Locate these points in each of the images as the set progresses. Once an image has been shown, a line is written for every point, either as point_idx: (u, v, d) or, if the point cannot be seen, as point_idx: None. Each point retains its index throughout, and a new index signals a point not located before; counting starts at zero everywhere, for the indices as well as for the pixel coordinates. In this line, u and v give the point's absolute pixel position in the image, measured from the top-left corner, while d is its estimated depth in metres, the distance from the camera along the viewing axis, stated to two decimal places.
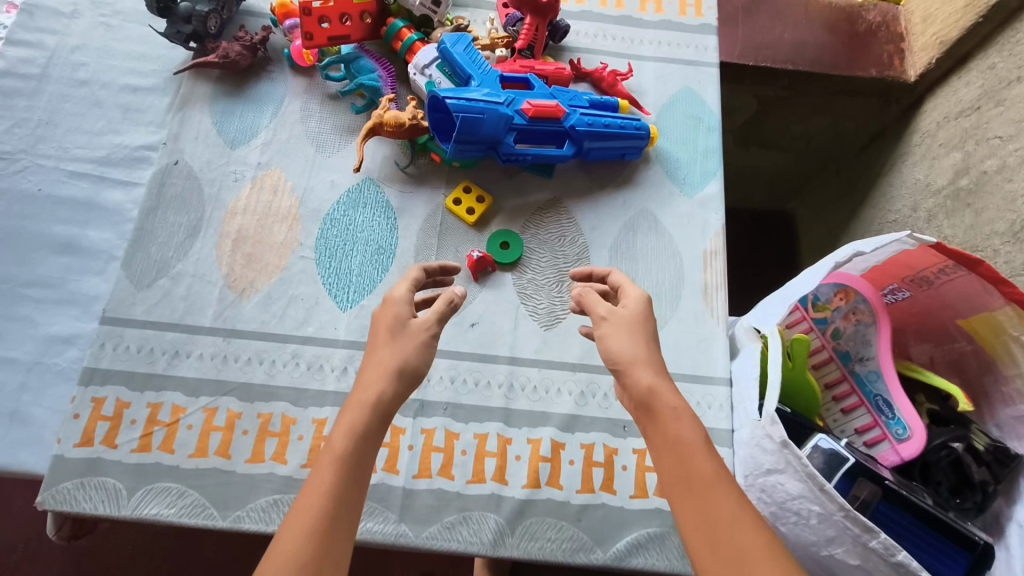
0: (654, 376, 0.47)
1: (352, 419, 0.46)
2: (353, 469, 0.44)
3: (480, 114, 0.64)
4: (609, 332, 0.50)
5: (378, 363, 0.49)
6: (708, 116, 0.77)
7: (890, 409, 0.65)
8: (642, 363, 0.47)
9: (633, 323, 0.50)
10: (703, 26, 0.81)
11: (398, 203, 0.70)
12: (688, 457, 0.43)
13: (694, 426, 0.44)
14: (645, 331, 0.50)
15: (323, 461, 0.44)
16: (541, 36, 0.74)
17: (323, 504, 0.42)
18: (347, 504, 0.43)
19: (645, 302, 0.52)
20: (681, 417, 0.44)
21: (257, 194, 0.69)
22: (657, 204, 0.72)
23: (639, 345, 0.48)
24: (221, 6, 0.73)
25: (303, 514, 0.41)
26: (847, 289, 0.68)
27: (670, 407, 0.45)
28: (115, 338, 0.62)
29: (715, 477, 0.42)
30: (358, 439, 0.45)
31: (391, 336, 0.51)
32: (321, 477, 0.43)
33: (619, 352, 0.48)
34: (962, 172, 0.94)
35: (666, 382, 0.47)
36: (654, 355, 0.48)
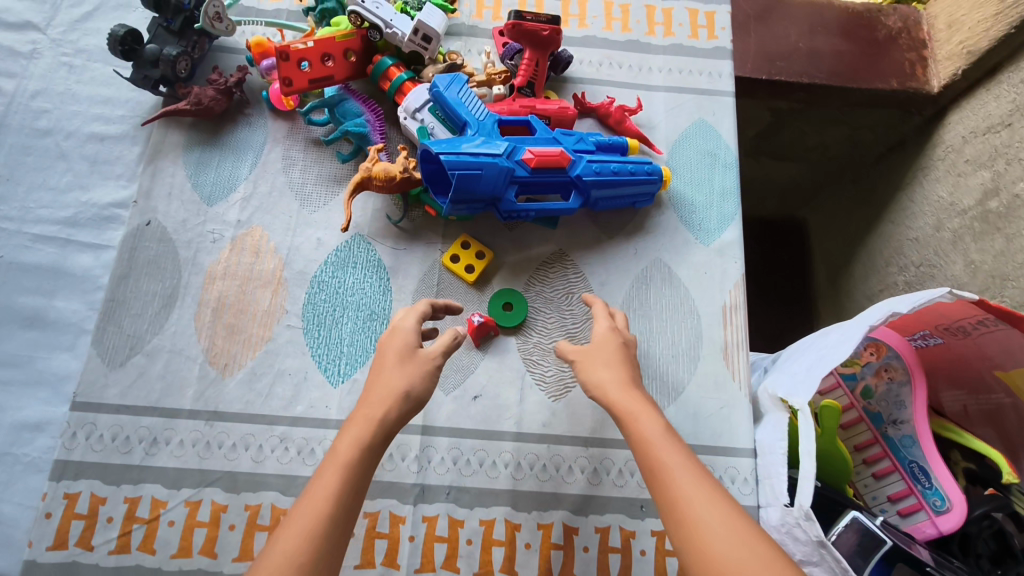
0: (623, 391, 0.48)
1: (357, 432, 0.44)
2: (356, 479, 0.42)
3: (478, 169, 0.58)
4: (586, 367, 0.51)
5: (384, 379, 0.47)
6: (725, 152, 0.71)
7: (927, 477, 0.60)
8: (614, 382, 0.49)
9: (605, 349, 0.52)
10: (717, 50, 0.75)
11: (391, 261, 0.64)
12: (654, 450, 0.44)
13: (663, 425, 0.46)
14: (615, 355, 0.51)
15: (326, 469, 0.42)
16: (541, 71, 0.68)
17: (326, 510, 0.40)
18: (348, 511, 0.41)
19: (611, 332, 0.54)
20: (650, 417, 0.46)
21: (237, 256, 0.64)
22: (671, 253, 0.66)
23: (610, 367, 0.51)
24: (191, 45, 0.67)
25: (304, 519, 0.40)
26: (879, 343, 0.64)
27: (639, 412, 0.47)
28: (88, 426, 0.57)
29: (690, 468, 0.42)
30: (363, 450, 0.44)
31: (399, 359, 0.49)
32: (325, 482, 0.41)
33: (594, 382, 0.50)
34: (991, 194, 0.88)
35: (637, 395, 0.48)
36: (624, 371, 0.50)
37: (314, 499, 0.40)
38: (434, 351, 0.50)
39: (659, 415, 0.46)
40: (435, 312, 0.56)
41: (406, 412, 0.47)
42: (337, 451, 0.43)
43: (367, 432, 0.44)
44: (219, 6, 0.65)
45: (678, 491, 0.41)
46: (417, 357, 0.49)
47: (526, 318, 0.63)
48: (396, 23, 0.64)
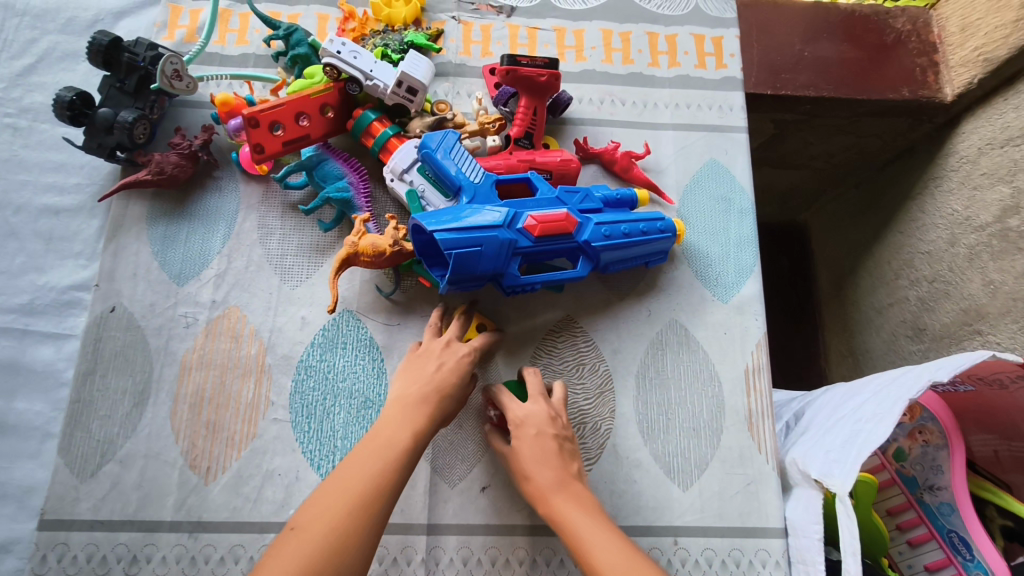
0: (552, 497, 0.47)
1: (415, 419, 0.46)
2: (403, 458, 0.44)
3: (478, 246, 0.52)
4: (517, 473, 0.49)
5: (440, 376, 0.49)
6: (740, 196, 0.66)
7: (968, 549, 0.56)
8: (544, 486, 0.47)
9: (528, 446, 0.49)
10: (726, 80, 0.70)
11: (384, 339, 0.59)
12: (587, 552, 0.43)
13: (590, 517, 0.45)
14: (545, 450, 0.49)
15: (380, 443, 0.44)
16: (540, 118, 0.63)
17: (372, 484, 0.42)
18: (393, 488, 0.42)
19: (532, 417, 0.51)
20: (580, 518, 0.45)
21: (214, 342, 0.58)
22: (687, 313, 0.62)
23: (539, 464, 0.48)
24: (149, 106, 0.61)
25: (351, 485, 0.41)
26: (913, 403, 0.60)
27: (567, 514, 0.46)
28: (59, 547, 0.52)
29: (620, 552, 0.43)
30: (416, 436, 0.46)
31: (452, 365, 0.51)
32: (382, 452, 0.44)
33: (525, 492, 0.48)
34: (1011, 211, 0.84)
35: (567, 492, 0.47)
36: (546, 467, 0.48)
37: (366, 468, 0.42)
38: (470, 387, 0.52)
39: (591, 512, 0.46)
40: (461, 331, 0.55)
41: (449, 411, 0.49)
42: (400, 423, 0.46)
43: (423, 421, 0.47)
44: (177, 63, 0.59)
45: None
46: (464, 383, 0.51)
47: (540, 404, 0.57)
48: (377, 73, 0.58)
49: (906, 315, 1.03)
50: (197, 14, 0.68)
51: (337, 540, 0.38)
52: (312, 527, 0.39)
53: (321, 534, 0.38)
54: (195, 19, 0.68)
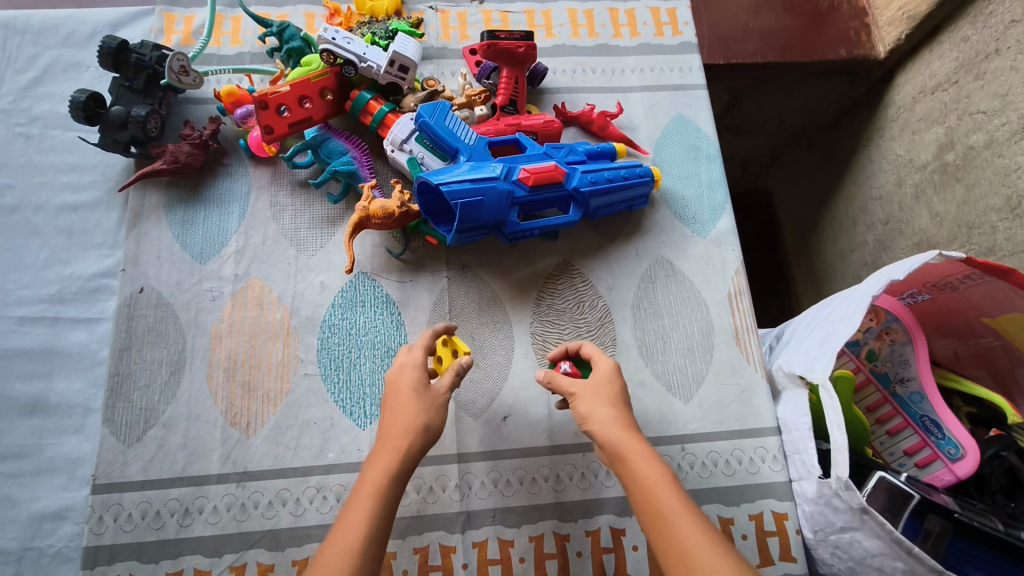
0: (625, 432, 0.45)
1: (383, 462, 0.43)
2: (388, 507, 0.41)
3: (480, 196, 0.58)
4: (580, 402, 0.48)
5: (403, 410, 0.46)
6: (707, 144, 0.73)
7: (939, 429, 0.63)
8: (608, 421, 0.46)
9: (607, 386, 0.49)
10: (684, 45, 0.77)
11: (399, 295, 0.64)
12: (658, 496, 0.41)
13: (656, 464, 0.43)
14: (615, 394, 0.48)
15: (357, 497, 0.41)
16: (522, 87, 0.69)
17: (362, 542, 0.38)
18: (381, 540, 0.40)
19: (614, 371, 0.50)
20: (647, 457, 0.43)
21: (240, 311, 0.62)
22: (671, 250, 0.68)
23: (611, 406, 0.47)
24: (158, 102, 0.65)
25: (338, 553, 0.38)
26: (879, 309, 0.66)
27: (633, 451, 0.44)
28: (114, 508, 0.55)
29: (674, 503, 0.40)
30: (393, 478, 0.42)
31: (415, 390, 0.47)
32: (357, 512, 0.40)
33: (586, 419, 0.47)
34: (947, 147, 0.93)
35: (636, 434, 0.45)
36: (616, 403, 0.47)
37: (349, 528, 0.39)
38: (440, 386, 0.49)
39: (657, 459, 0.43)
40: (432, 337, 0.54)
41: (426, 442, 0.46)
42: (366, 480, 0.42)
43: (395, 459, 0.43)
44: (183, 59, 0.63)
45: (670, 530, 0.39)
46: (431, 391, 0.48)
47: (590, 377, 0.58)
48: (370, 56, 0.63)
49: (866, 258, 1.12)
50: (191, 19, 0.73)
51: None
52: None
53: None
54: (189, 24, 0.73)
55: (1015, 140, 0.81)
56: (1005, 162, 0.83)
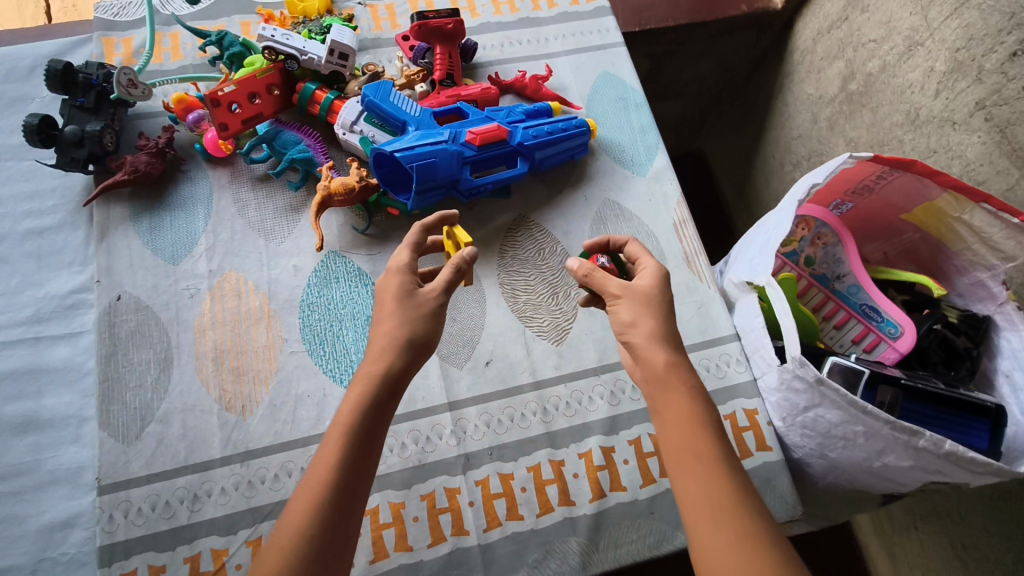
0: (675, 367, 0.47)
1: (356, 394, 0.46)
2: (361, 439, 0.44)
3: (433, 158, 0.63)
4: (626, 310, 0.50)
5: (383, 329, 0.49)
6: (633, 95, 0.80)
7: (877, 314, 0.70)
8: (647, 336, 0.49)
9: (658, 298, 0.51)
10: (598, 10, 0.85)
11: (370, 267, 0.68)
12: (697, 437, 0.44)
13: (696, 405, 0.46)
14: (659, 305, 0.50)
15: (330, 436, 0.44)
16: (456, 62, 0.75)
17: (333, 479, 0.42)
18: (356, 473, 0.43)
19: (660, 279, 0.52)
20: (692, 397, 0.46)
21: (220, 303, 0.65)
22: (616, 191, 0.74)
23: (656, 318, 0.50)
24: (110, 118, 0.68)
25: (311, 487, 0.41)
26: (807, 218, 0.73)
27: (676, 388, 0.47)
28: (122, 504, 0.56)
29: (705, 448, 0.43)
30: (363, 411, 0.45)
31: (400, 304, 0.49)
32: (329, 450, 0.43)
33: (625, 333, 0.50)
34: (849, 78, 1.03)
35: (681, 367, 0.48)
36: (663, 327, 0.49)
37: (320, 463, 0.42)
38: (427, 291, 0.50)
39: (701, 401, 0.46)
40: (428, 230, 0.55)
41: (410, 363, 0.48)
42: (340, 415, 0.45)
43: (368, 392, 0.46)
44: (130, 73, 0.66)
45: (699, 469, 0.43)
46: (414, 298, 0.50)
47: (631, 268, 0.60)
48: (309, 49, 0.68)
49: None
50: (129, 41, 0.75)
51: (303, 540, 0.39)
52: (276, 543, 0.39)
53: (289, 540, 0.39)
54: (128, 46, 0.75)
55: (904, 60, 0.92)
56: (901, 81, 0.92)
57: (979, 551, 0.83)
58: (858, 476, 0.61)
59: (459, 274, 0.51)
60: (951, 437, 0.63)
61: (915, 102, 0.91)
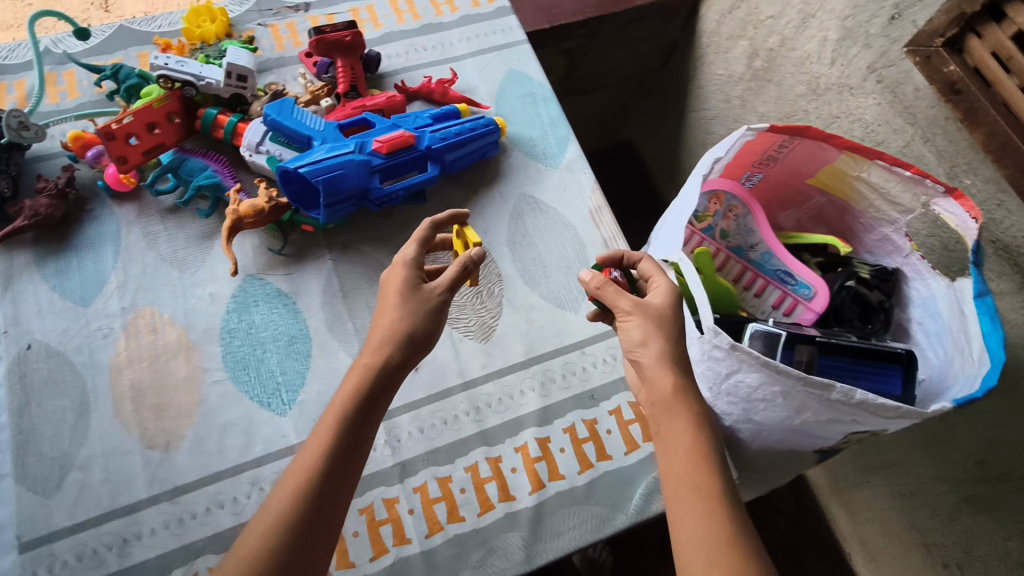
0: (678, 397, 0.50)
1: (349, 386, 0.48)
2: (353, 427, 0.47)
3: (340, 170, 0.63)
4: (638, 328, 0.53)
5: (383, 320, 0.51)
6: (540, 89, 0.81)
7: (792, 277, 0.74)
8: (652, 362, 0.51)
9: (668, 317, 0.53)
10: (499, 10, 0.86)
11: (289, 287, 0.67)
12: (697, 469, 0.47)
13: (696, 437, 0.49)
14: (669, 324, 0.53)
15: (323, 422, 0.47)
16: (359, 74, 0.74)
17: (323, 460, 0.45)
18: (345, 457, 0.45)
19: (673, 303, 0.54)
20: (694, 428, 0.49)
21: (136, 340, 0.63)
22: (530, 186, 0.75)
23: (665, 339, 0.52)
24: (5, 163, 0.66)
25: (303, 467, 0.45)
26: (718, 193, 0.76)
27: (677, 419, 0.50)
28: (47, 558, 0.54)
29: (704, 481, 0.46)
30: (356, 402, 0.47)
31: (403, 299, 0.51)
32: (321, 434, 0.46)
33: (635, 358, 0.53)
34: (753, 56, 1.07)
35: (686, 396, 0.50)
36: (672, 350, 0.52)
37: (312, 447, 0.45)
38: (432, 288, 0.52)
39: (701, 433, 0.49)
40: (439, 227, 0.56)
41: (407, 356, 0.50)
42: (335, 403, 0.48)
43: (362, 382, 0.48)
44: (20, 115, 0.66)
45: (695, 500, 0.46)
46: (419, 291, 0.52)
47: (642, 283, 0.62)
48: (207, 73, 0.68)
49: None
50: (21, 84, 0.74)
51: (289, 516, 0.43)
52: (264, 517, 0.43)
53: (276, 516, 0.43)
54: (21, 88, 0.73)
55: (800, 33, 0.96)
56: (799, 53, 0.96)
57: (921, 498, 0.92)
58: (783, 435, 0.64)
59: (464, 273, 0.53)
60: (870, 388, 0.65)
61: (815, 72, 0.94)
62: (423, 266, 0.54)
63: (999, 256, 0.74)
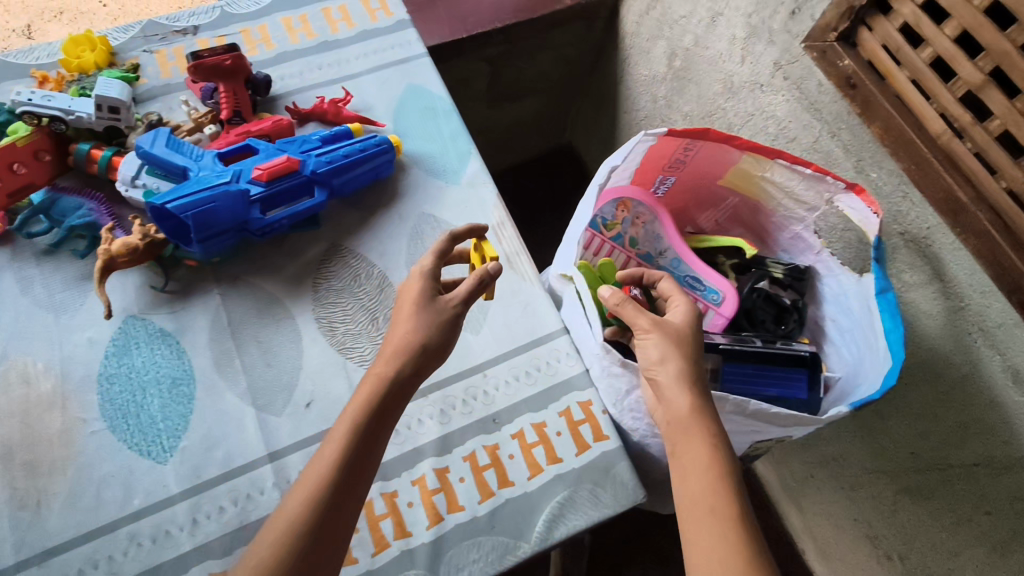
0: (696, 416, 0.51)
1: (364, 394, 0.49)
2: (365, 434, 0.48)
3: (211, 202, 0.60)
4: (655, 346, 0.55)
5: (397, 331, 0.52)
6: (441, 103, 0.79)
7: (700, 283, 0.75)
8: (670, 381, 0.53)
9: (685, 339, 0.56)
10: (398, 23, 0.83)
11: (173, 325, 0.64)
12: (711, 484, 0.47)
13: (711, 454, 0.49)
14: (686, 344, 0.55)
15: (337, 429, 0.48)
16: (244, 99, 0.71)
17: (335, 467, 0.46)
18: (358, 465, 0.47)
19: (690, 322, 0.57)
20: (711, 446, 0.50)
21: (8, 393, 0.60)
22: (430, 204, 0.73)
23: (682, 359, 0.54)
24: None
25: (317, 472, 0.46)
26: (624, 200, 0.75)
27: (694, 437, 0.50)
28: None
29: (720, 504, 0.46)
30: (370, 410, 0.49)
31: (417, 309, 0.53)
32: (335, 441, 0.47)
33: (653, 375, 0.55)
34: (672, 56, 1.06)
35: (703, 416, 0.52)
36: (688, 371, 0.54)
37: (325, 454, 0.47)
38: (448, 300, 0.54)
39: (719, 450, 0.49)
40: (457, 240, 0.58)
41: (418, 366, 0.51)
42: (347, 411, 0.49)
43: (375, 392, 0.49)
44: None
45: (708, 513, 0.46)
46: (434, 302, 0.53)
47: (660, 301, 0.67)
48: (76, 107, 0.65)
49: None
50: None
51: (302, 520, 0.44)
52: (277, 522, 0.44)
53: (287, 522, 0.44)
54: None
55: (711, 31, 0.95)
56: (712, 51, 0.95)
57: (864, 491, 0.91)
58: None
59: (481, 286, 0.54)
60: (778, 394, 0.64)
61: (728, 70, 0.93)
62: (439, 278, 0.56)
63: (909, 248, 0.73)
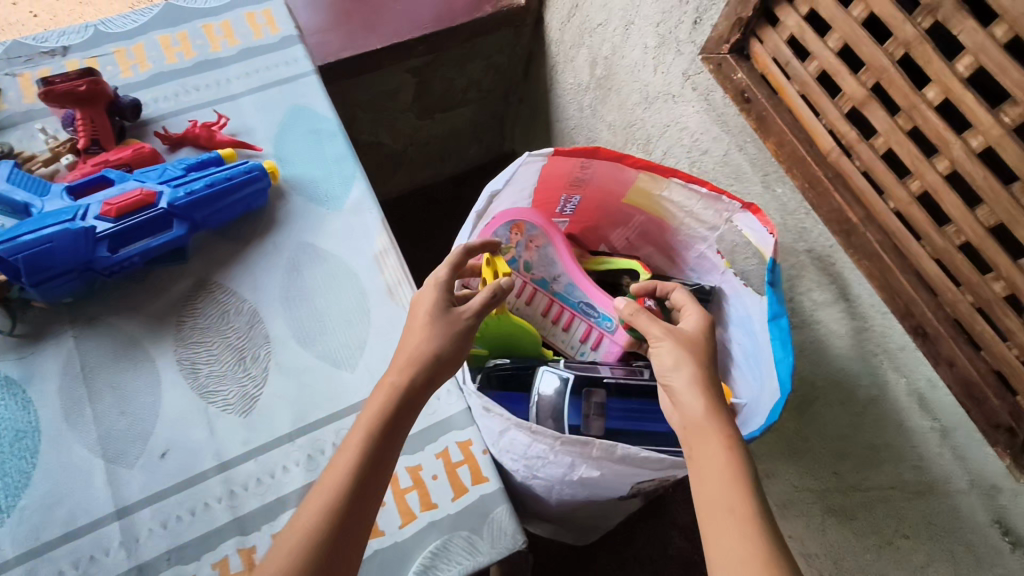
0: (716, 416, 0.47)
1: (378, 403, 0.48)
2: (381, 443, 0.46)
3: (48, 242, 0.56)
4: (668, 353, 0.52)
5: (413, 340, 0.51)
6: (327, 125, 0.75)
7: (594, 309, 0.71)
8: (683, 384, 0.50)
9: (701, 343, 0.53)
10: (284, 39, 0.80)
11: (21, 372, 0.60)
12: (732, 485, 0.43)
13: (728, 454, 0.45)
14: (702, 350, 0.52)
15: (351, 436, 0.47)
16: (102, 126, 0.67)
17: (353, 476, 0.44)
18: (376, 474, 0.45)
19: (703, 330, 0.54)
20: (732, 445, 0.46)
21: None
22: (308, 233, 0.69)
23: (697, 363, 0.51)
24: None
25: (332, 480, 0.44)
26: (518, 223, 0.72)
27: (710, 437, 0.46)
28: None
29: (740, 503, 0.42)
30: (387, 417, 0.47)
31: (432, 319, 0.53)
32: (350, 449, 0.46)
33: (665, 382, 0.51)
34: (594, 65, 1.02)
35: (724, 417, 0.48)
36: (704, 376, 0.50)
37: (339, 464, 0.45)
38: (461, 313, 0.54)
39: (741, 450, 0.46)
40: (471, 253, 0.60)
41: (431, 376, 0.50)
42: (361, 420, 0.47)
43: (389, 401, 0.48)
44: None
45: (729, 517, 0.42)
46: (448, 315, 0.53)
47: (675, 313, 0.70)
48: None
49: None
50: None
51: (319, 531, 0.42)
52: (291, 532, 0.42)
53: (302, 532, 0.42)
54: None
55: (626, 40, 0.91)
56: (627, 61, 0.92)
57: (796, 508, 0.88)
58: (575, 488, 0.58)
59: (494, 300, 0.55)
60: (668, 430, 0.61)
61: (644, 80, 0.90)
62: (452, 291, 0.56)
63: (817, 266, 0.70)
